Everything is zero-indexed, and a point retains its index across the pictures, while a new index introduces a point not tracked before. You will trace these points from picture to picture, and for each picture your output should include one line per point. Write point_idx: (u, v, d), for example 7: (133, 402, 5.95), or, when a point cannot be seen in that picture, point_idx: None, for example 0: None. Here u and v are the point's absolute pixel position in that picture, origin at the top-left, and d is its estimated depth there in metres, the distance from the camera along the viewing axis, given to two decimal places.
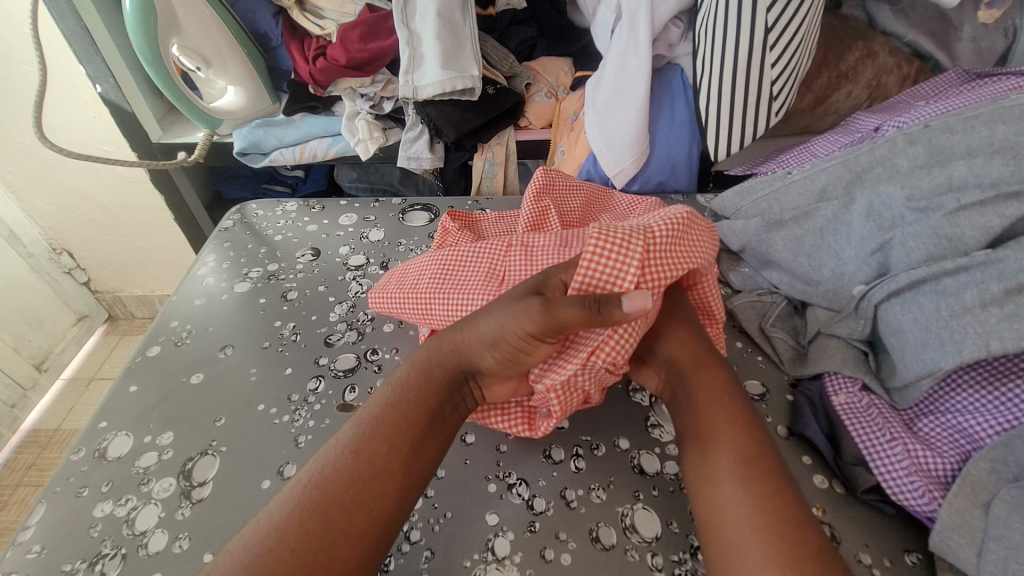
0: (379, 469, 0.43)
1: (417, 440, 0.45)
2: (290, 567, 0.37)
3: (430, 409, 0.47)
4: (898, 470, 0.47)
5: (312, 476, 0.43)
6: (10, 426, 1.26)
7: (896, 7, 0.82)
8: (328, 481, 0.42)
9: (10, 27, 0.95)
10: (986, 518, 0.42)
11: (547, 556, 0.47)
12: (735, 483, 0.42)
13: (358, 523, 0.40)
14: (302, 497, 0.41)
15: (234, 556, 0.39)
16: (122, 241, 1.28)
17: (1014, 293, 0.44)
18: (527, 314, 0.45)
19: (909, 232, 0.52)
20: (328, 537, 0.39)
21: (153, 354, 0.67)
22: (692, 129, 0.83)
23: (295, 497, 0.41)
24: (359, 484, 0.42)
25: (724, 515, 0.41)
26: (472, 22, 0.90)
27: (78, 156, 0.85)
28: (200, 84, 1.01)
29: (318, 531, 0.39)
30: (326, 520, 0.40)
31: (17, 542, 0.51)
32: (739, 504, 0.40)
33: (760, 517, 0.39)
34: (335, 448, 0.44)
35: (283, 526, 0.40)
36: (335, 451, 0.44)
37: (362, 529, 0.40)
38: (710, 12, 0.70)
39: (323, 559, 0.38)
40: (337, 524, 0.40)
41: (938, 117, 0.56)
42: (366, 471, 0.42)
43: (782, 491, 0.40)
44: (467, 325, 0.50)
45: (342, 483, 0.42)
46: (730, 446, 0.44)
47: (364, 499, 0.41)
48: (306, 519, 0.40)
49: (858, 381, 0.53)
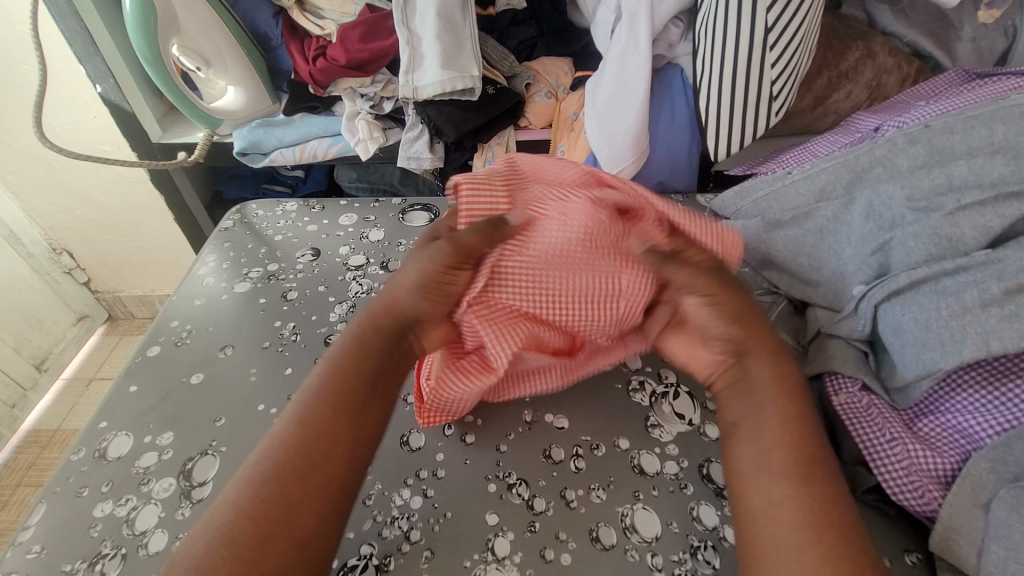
0: (323, 432, 0.45)
1: (365, 406, 0.48)
2: (248, 531, 0.40)
3: (374, 374, 0.50)
4: (898, 470, 0.47)
5: (271, 448, 0.45)
6: (10, 426, 1.26)
7: (896, 7, 0.82)
8: (284, 452, 0.44)
9: (10, 27, 0.95)
10: (985, 518, 0.42)
11: (547, 557, 0.48)
12: (779, 487, 0.43)
13: (311, 488, 0.43)
14: (262, 471, 0.43)
15: (203, 532, 0.41)
16: (122, 241, 1.28)
17: (1014, 293, 0.45)
18: (438, 252, 0.54)
19: (909, 232, 0.52)
20: (285, 505, 0.41)
21: (152, 354, 0.67)
22: (692, 129, 0.84)
23: (255, 471, 0.43)
24: (313, 455, 0.44)
25: (764, 518, 0.42)
26: (472, 22, 0.90)
27: (78, 156, 0.85)
28: (200, 84, 1.01)
29: (278, 502, 0.41)
30: (287, 491, 0.42)
31: (17, 542, 0.51)
32: (781, 509, 0.41)
33: (802, 523, 0.40)
34: (290, 421, 0.46)
35: (242, 500, 0.42)
36: (288, 423, 0.46)
37: (315, 487, 0.43)
38: (710, 12, 0.70)
39: (275, 516, 0.41)
40: (297, 491, 0.42)
41: (937, 117, 0.56)
42: (316, 437, 0.45)
43: (829, 499, 0.41)
44: (388, 287, 0.55)
45: (296, 453, 0.44)
46: (779, 449, 0.44)
47: (318, 465, 0.44)
48: (266, 491, 0.42)
49: (858, 381, 0.52)
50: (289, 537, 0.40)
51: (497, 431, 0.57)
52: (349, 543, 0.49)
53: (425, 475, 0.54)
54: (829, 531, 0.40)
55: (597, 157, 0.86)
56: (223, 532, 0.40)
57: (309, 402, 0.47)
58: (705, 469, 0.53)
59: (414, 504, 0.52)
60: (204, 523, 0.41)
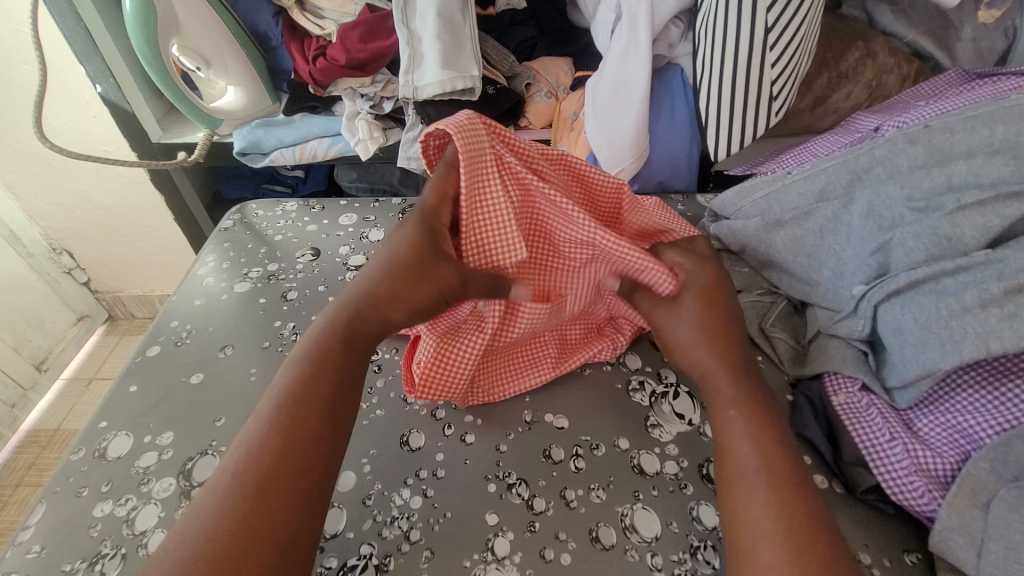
0: (306, 435, 0.43)
1: (329, 402, 0.46)
2: (232, 540, 0.37)
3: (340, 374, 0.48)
4: (897, 470, 0.47)
5: (238, 457, 0.42)
6: (10, 426, 1.26)
7: (896, 7, 0.81)
8: (250, 459, 0.41)
9: (10, 27, 0.95)
10: (985, 518, 0.42)
11: (547, 556, 0.48)
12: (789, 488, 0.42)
13: (283, 497, 0.40)
14: (231, 480, 0.41)
15: (178, 548, 0.38)
16: (122, 241, 1.28)
17: (1014, 293, 0.45)
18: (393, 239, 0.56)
19: (909, 232, 0.52)
20: (258, 515, 0.39)
21: (152, 354, 0.67)
22: (692, 129, 0.83)
23: (223, 481, 0.41)
24: (281, 462, 0.41)
25: (746, 516, 0.41)
26: (471, 22, 0.90)
27: (78, 156, 0.85)
28: (200, 84, 1.01)
29: (246, 513, 0.39)
30: (257, 500, 0.39)
31: (16, 542, 0.51)
32: (758, 508, 0.41)
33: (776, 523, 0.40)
34: (255, 430, 0.43)
35: (219, 513, 0.39)
36: (255, 432, 0.43)
37: (300, 495, 0.41)
38: (710, 12, 0.70)
39: (262, 529, 0.38)
40: (269, 500, 0.40)
41: (937, 117, 0.56)
42: (283, 444, 0.42)
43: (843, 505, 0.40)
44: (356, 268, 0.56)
45: (266, 460, 0.41)
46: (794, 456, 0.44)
47: (290, 471, 0.41)
48: (236, 502, 0.39)
49: (858, 381, 0.53)
50: (261, 545, 0.38)
51: (497, 431, 0.57)
52: (348, 543, 0.49)
53: (425, 475, 0.54)
54: (804, 533, 0.39)
55: (597, 157, 0.86)
56: (191, 548, 0.37)
57: (275, 409, 0.44)
58: (705, 469, 0.53)
59: (413, 503, 0.52)
60: (171, 542, 0.38)
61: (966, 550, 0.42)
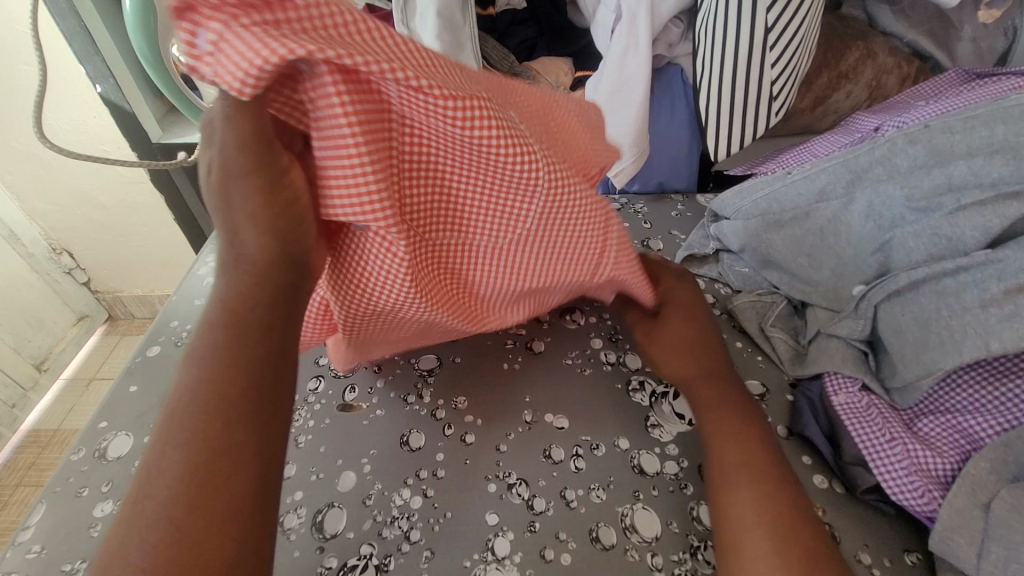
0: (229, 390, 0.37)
1: (260, 361, 0.39)
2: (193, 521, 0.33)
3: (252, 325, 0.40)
4: (898, 470, 0.47)
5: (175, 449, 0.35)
6: (10, 426, 1.26)
7: (896, 7, 0.82)
8: (181, 448, 0.35)
9: (9, 27, 0.95)
10: (985, 518, 0.42)
11: (547, 557, 0.48)
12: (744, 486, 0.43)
13: (237, 478, 0.35)
14: (170, 475, 0.34)
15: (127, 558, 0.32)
16: (123, 241, 1.28)
17: (1014, 293, 0.44)
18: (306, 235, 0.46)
19: (909, 232, 0.52)
20: (212, 502, 0.34)
21: (152, 354, 0.67)
22: (692, 130, 0.84)
23: (159, 481, 0.34)
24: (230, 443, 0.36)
25: (739, 518, 0.42)
26: (472, 22, 0.90)
27: (78, 156, 0.85)
28: (200, 84, 1.00)
29: (202, 506, 0.34)
30: (204, 488, 0.34)
31: (17, 542, 0.52)
32: (750, 510, 0.42)
33: (774, 526, 0.40)
34: (180, 420, 0.36)
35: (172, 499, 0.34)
36: (184, 384, 0.38)
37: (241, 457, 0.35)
38: (710, 12, 0.70)
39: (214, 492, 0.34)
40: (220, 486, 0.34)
41: (937, 117, 0.56)
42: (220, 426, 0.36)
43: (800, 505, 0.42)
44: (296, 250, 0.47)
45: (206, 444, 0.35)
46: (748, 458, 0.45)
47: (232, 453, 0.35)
48: (190, 493, 0.34)
49: (857, 381, 0.52)
50: (227, 541, 0.33)
51: (498, 430, 0.57)
52: (349, 542, 0.49)
53: (425, 475, 0.53)
54: (797, 533, 0.40)
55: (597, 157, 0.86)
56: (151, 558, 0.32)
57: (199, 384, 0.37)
58: (705, 469, 0.53)
59: (414, 503, 0.52)
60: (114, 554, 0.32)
61: (967, 550, 0.42)
